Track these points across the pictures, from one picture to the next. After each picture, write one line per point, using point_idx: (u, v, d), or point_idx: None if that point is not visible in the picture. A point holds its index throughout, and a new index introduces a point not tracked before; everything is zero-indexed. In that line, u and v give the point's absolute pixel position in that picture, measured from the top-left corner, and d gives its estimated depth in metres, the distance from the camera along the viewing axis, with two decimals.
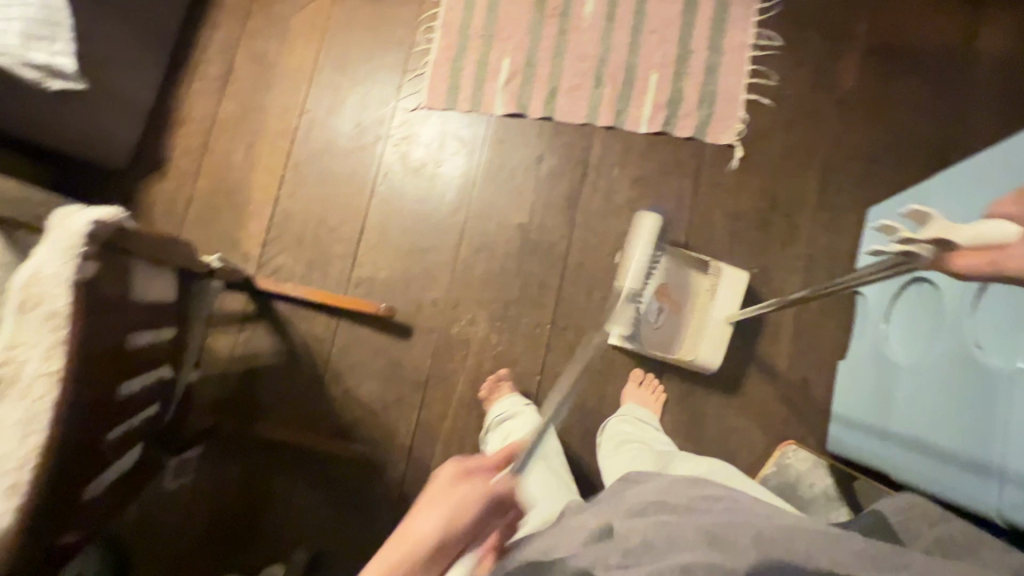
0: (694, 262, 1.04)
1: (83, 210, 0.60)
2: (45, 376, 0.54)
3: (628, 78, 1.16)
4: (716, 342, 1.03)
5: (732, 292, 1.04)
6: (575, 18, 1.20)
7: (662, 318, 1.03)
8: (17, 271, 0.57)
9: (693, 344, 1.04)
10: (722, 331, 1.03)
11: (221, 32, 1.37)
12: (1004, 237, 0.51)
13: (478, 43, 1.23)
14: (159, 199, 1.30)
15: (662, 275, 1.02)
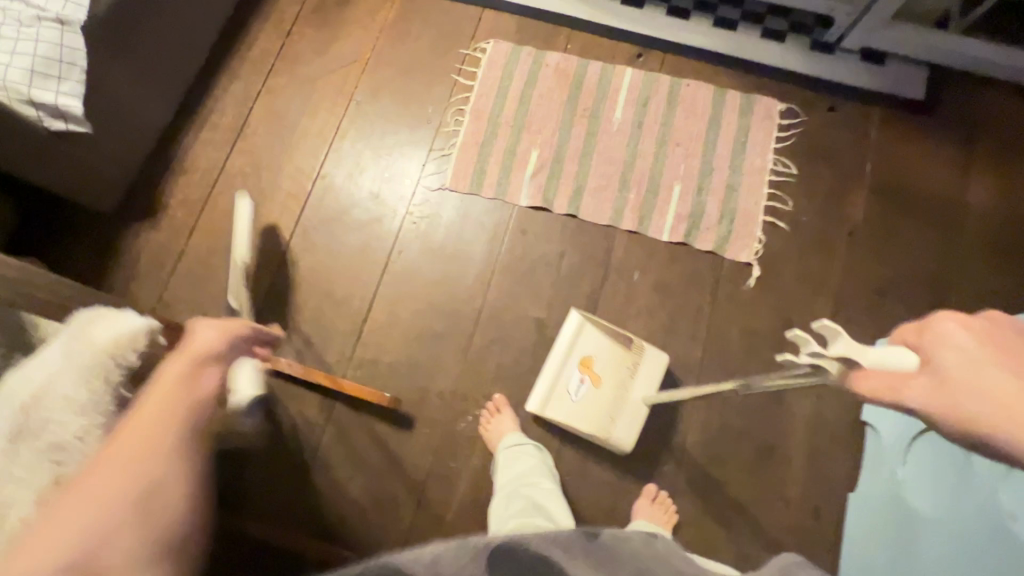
0: (616, 335, 1.05)
1: (102, 318, 0.63)
2: (28, 514, 0.54)
3: (652, 186, 1.19)
4: (631, 422, 1.02)
5: (648, 373, 1.04)
6: (604, 121, 1.24)
7: (582, 392, 1.03)
8: (25, 388, 0.59)
9: (611, 424, 1.03)
10: (636, 412, 1.03)
11: (240, 83, 1.32)
12: (902, 369, 0.46)
13: (508, 132, 1.24)
14: (146, 250, 1.21)
15: (584, 347, 1.04)
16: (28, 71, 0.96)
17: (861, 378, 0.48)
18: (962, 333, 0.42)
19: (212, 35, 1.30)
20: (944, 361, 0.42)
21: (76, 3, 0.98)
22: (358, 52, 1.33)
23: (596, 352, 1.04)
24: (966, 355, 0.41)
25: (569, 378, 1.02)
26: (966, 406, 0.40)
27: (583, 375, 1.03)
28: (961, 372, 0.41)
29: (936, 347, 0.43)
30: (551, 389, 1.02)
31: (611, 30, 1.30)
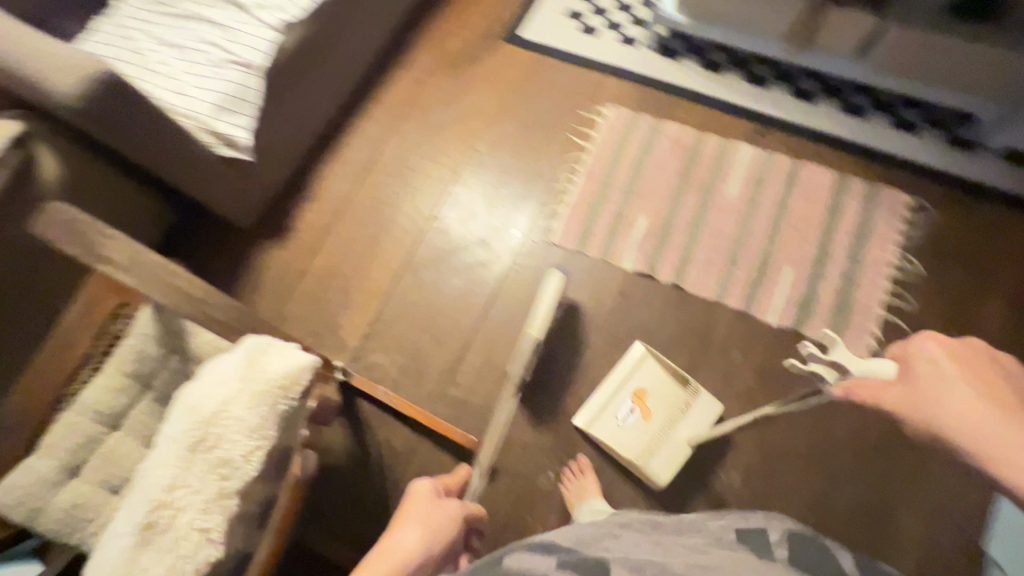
0: (675, 375, 1.09)
1: (275, 352, 0.75)
2: (195, 529, 0.66)
3: (762, 266, 1.17)
4: (671, 461, 1.05)
5: (702, 419, 1.07)
6: (717, 195, 1.24)
7: (629, 419, 1.08)
8: (206, 401, 0.70)
9: (649, 459, 1.06)
10: (679, 453, 1.06)
11: (373, 122, 1.44)
12: (884, 377, 0.59)
13: (618, 195, 1.27)
14: (272, 266, 1.32)
15: (638, 378, 1.09)
16: (214, 105, 1.11)
17: (860, 385, 0.59)
18: (939, 356, 0.54)
19: (357, 79, 1.43)
20: (924, 378, 0.54)
21: (260, 50, 1.13)
22: (483, 105, 1.42)
23: (653, 387, 1.09)
24: (943, 372, 0.53)
25: (620, 403, 1.09)
26: (928, 405, 0.52)
27: (635, 406, 1.08)
28: (938, 384, 0.53)
29: (924, 368, 0.55)
30: (601, 410, 1.09)
31: (732, 106, 1.31)
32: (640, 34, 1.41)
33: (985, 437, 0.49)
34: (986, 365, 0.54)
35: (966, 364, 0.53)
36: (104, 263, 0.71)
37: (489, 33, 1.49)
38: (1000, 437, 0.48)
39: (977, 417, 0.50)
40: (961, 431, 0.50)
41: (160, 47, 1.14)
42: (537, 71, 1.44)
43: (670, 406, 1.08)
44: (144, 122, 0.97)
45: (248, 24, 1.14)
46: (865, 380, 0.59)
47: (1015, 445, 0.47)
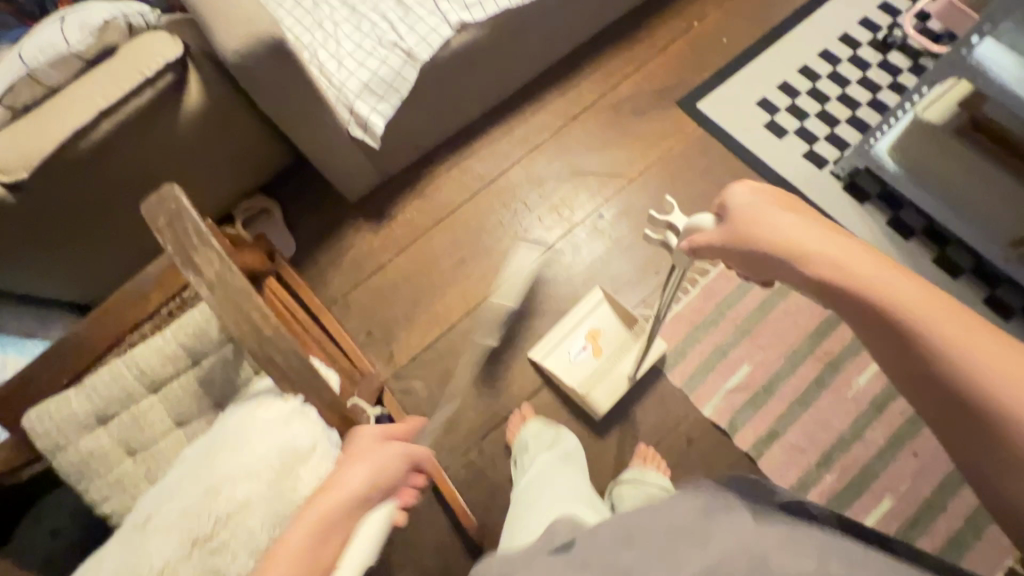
0: (627, 315, 1.12)
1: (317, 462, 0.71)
2: None
3: (857, 482, 1.00)
4: (612, 391, 1.07)
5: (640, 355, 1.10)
6: (841, 378, 1.06)
7: (580, 354, 1.10)
8: (232, 489, 0.69)
9: (592, 386, 1.08)
10: (620, 386, 1.08)
11: (510, 138, 1.35)
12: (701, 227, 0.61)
13: (730, 327, 1.12)
14: (359, 246, 1.30)
15: (588, 316, 1.12)
16: (362, 84, 1.07)
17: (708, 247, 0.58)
18: (745, 191, 0.55)
19: (513, 89, 1.34)
20: (741, 218, 0.53)
21: (428, 43, 1.07)
22: (626, 167, 1.30)
23: (606, 327, 1.12)
24: (758, 203, 0.53)
25: (573, 339, 1.11)
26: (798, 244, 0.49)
27: (587, 343, 1.11)
28: (741, 213, 0.53)
29: (734, 202, 0.55)
30: (556, 343, 1.12)
31: None
32: (830, 158, 1.23)
33: (835, 261, 0.47)
34: (790, 195, 0.54)
35: (777, 193, 0.54)
36: (194, 271, 0.65)
37: (664, 91, 1.35)
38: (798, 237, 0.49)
39: (812, 241, 0.49)
40: (780, 254, 0.50)
41: (338, 7, 1.12)
42: (698, 153, 1.29)
43: (619, 345, 1.12)
44: (292, 87, 0.93)
45: (426, 11, 1.08)
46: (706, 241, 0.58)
47: (854, 264, 0.46)
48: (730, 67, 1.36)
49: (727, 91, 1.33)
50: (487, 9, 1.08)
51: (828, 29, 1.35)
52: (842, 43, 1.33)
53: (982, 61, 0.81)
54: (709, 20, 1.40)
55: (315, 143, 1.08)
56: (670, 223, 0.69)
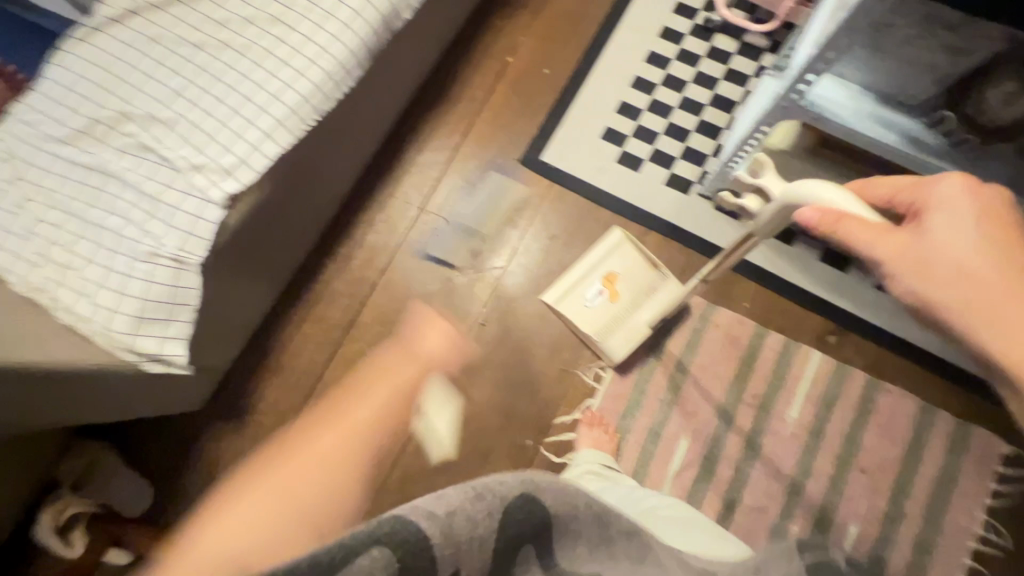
0: (646, 254, 1.04)
1: None
2: None
3: (822, 521, 0.98)
4: (628, 340, 1.03)
5: (661, 301, 1.04)
6: (776, 419, 1.02)
7: (598, 302, 1.03)
8: None
9: (607, 334, 1.03)
10: (637, 332, 1.04)
11: (354, 266, 1.15)
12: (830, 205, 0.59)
13: (655, 403, 1.04)
14: (229, 457, 1.08)
15: (611, 262, 1.04)
16: (134, 317, 0.82)
17: (847, 237, 0.59)
18: (957, 205, 0.57)
19: (335, 209, 1.14)
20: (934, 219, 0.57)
21: (198, 235, 0.84)
22: (492, 254, 1.15)
23: (623, 270, 1.04)
24: (947, 224, 0.57)
25: (588, 283, 1.03)
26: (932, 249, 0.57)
27: (603, 287, 1.03)
28: (925, 240, 0.57)
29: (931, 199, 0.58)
30: (571, 288, 1.03)
31: (799, 295, 1.07)
32: (692, 179, 1.14)
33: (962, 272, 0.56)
34: (998, 205, 0.56)
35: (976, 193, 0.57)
36: None
37: (503, 149, 1.19)
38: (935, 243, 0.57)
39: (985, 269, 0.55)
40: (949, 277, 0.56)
41: (65, 221, 0.86)
42: (562, 211, 1.16)
43: (639, 288, 1.04)
44: None
45: (181, 196, 0.85)
46: (855, 230, 0.58)
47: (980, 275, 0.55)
48: (563, 99, 1.21)
49: (569, 130, 1.19)
50: (255, 166, 0.87)
51: (647, 27, 1.23)
52: (666, 40, 1.21)
53: (819, 105, 0.71)
54: (524, 51, 1.24)
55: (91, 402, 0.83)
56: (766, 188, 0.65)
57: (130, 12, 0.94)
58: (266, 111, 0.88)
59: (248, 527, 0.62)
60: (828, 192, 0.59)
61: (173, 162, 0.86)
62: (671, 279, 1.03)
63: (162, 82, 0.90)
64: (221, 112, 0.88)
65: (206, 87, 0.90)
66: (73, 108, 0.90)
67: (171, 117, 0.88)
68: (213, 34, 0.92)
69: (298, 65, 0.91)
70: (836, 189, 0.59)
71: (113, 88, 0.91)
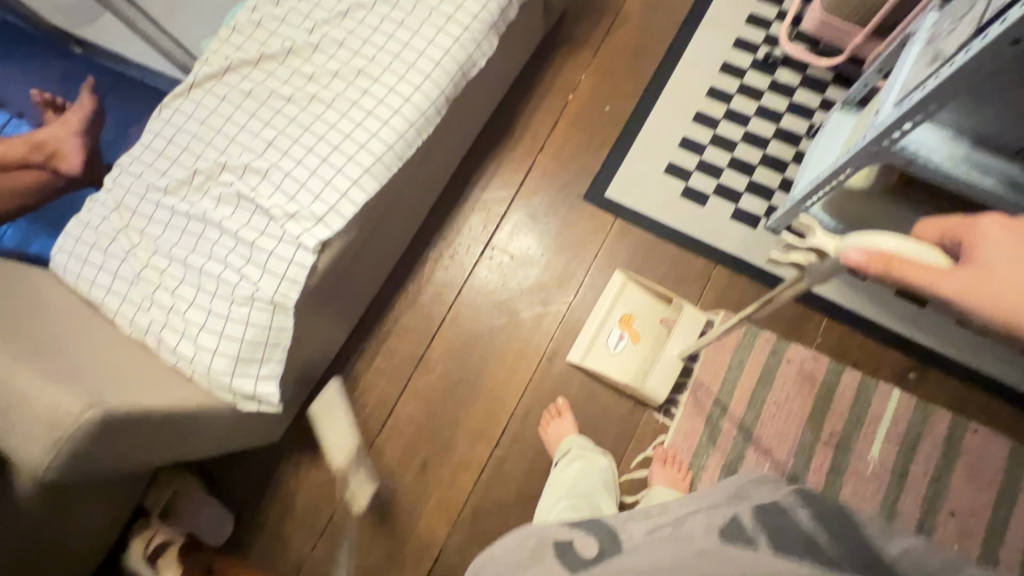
0: (658, 292, 1.09)
1: None
2: None
3: None
4: (666, 378, 1.05)
5: (686, 330, 1.07)
6: (856, 458, 1.00)
7: (622, 345, 1.08)
8: None
9: (645, 376, 1.06)
10: (672, 368, 1.06)
11: (423, 301, 1.18)
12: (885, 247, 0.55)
13: (729, 441, 1.03)
14: (306, 488, 1.11)
15: (626, 304, 1.09)
16: (232, 358, 0.87)
17: (905, 274, 0.54)
18: (1002, 239, 0.54)
19: (405, 246, 1.18)
20: (990, 256, 0.54)
21: (291, 279, 0.88)
22: (558, 289, 1.17)
23: (638, 309, 1.09)
24: (1000, 257, 0.54)
25: (609, 331, 1.08)
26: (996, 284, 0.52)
27: (623, 330, 1.08)
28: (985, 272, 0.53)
29: (978, 241, 0.55)
30: (592, 340, 1.08)
31: (875, 330, 1.05)
32: (758, 213, 1.14)
33: None
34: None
35: (1016, 233, 0.54)
36: None
37: (566, 185, 1.22)
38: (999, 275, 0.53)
39: None
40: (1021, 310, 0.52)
41: (168, 265, 0.91)
42: (627, 246, 1.17)
43: (658, 325, 1.09)
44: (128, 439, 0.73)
45: (274, 241, 0.89)
46: (905, 269, 0.54)
47: None
48: (624, 136, 1.23)
49: (631, 165, 1.21)
50: (344, 212, 0.91)
51: (707, 62, 1.24)
52: (727, 75, 1.23)
53: (914, 147, 0.71)
54: (584, 89, 1.26)
55: (191, 441, 0.87)
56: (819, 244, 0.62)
57: (225, 67, 1.00)
58: (353, 160, 0.93)
59: None
60: (874, 236, 0.56)
61: (267, 209, 0.91)
62: (688, 309, 1.07)
63: (255, 133, 0.96)
64: (310, 161, 0.93)
65: (296, 137, 0.95)
66: (175, 159, 0.97)
67: (264, 166, 0.94)
68: (302, 87, 0.98)
69: (382, 114, 0.95)
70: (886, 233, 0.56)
71: (210, 139, 0.97)
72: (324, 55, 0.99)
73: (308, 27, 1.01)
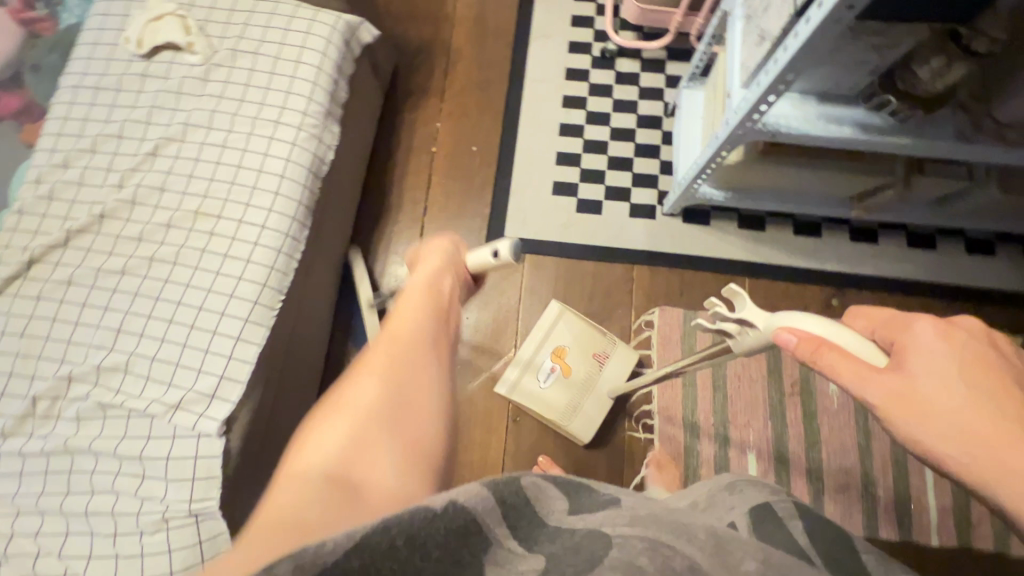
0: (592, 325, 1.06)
1: None
2: None
3: (901, 475, 1.00)
4: (594, 415, 1.02)
5: (615, 369, 1.04)
6: (820, 397, 1.05)
7: (551, 380, 1.03)
8: None
9: (574, 415, 1.02)
10: (603, 405, 1.03)
11: None
12: (808, 331, 0.50)
13: (711, 429, 1.04)
14: None
15: (557, 337, 1.04)
16: None
17: (830, 368, 0.49)
18: (932, 347, 0.48)
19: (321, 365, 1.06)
20: (919, 366, 0.48)
21: (205, 477, 0.75)
22: (496, 345, 1.11)
23: (569, 341, 1.04)
24: (927, 367, 0.48)
25: (539, 364, 1.03)
26: (918, 398, 0.47)
27: (554, 362, 1.04)
28: (907, 386, 0.48)
29: (913, 344, 0.48)
30: (520, 374, 1.03)
31: (790, 274, 1.10)
32: (652, 203, 1.15)
33: (952, 419, 0.47)
34: (984, 351, 0.48)
35: (947, 338, 0.48)
36: None
37: (463, 240, 1.16)
38: (922, 393, 0.47)
39: (969, 414, 0.47)
40: (937, 422, 0.47)
41: (39, 523, 0.73)
42: (545, 278, 1.13)
43: (587, 359, 1.04)
44: None
45: (168, 444, 0.75)
46: (839, 361, 0.49)
47: (976, 420, 0.46)
48: (501, 171, 1.19)
49: (519, 197, 1.17)
50: (239, 377, 0.79)
51: (551, 74, 1.23)
52: (573, 81, 1.23)
53: (776, 122, 0.73)
54: (443, 138, 1.21)
55: None
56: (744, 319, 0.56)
57: (29, 260, 0.82)
58: (227, 315, 0.81)
59: (377, 400, 0.58)
60: (799, 315, 0.51)
61: (145, 411, 0.76)
62: (617, 345, 1.05)
63: (96, 326, 0.80)
64: (176, 335, 0.79)
65: (149, 313, 0.80)
66: (0, 393, 0.78)
67: (121, 360, 0.78)
68: (133, 253, 0.83)
69: (241, 253, 0.83)
70: (813, 315, 0.51)
71: (41, 351, 0.79)
72: (148, 209, 0.85)
73: (115, 183, 0.86)
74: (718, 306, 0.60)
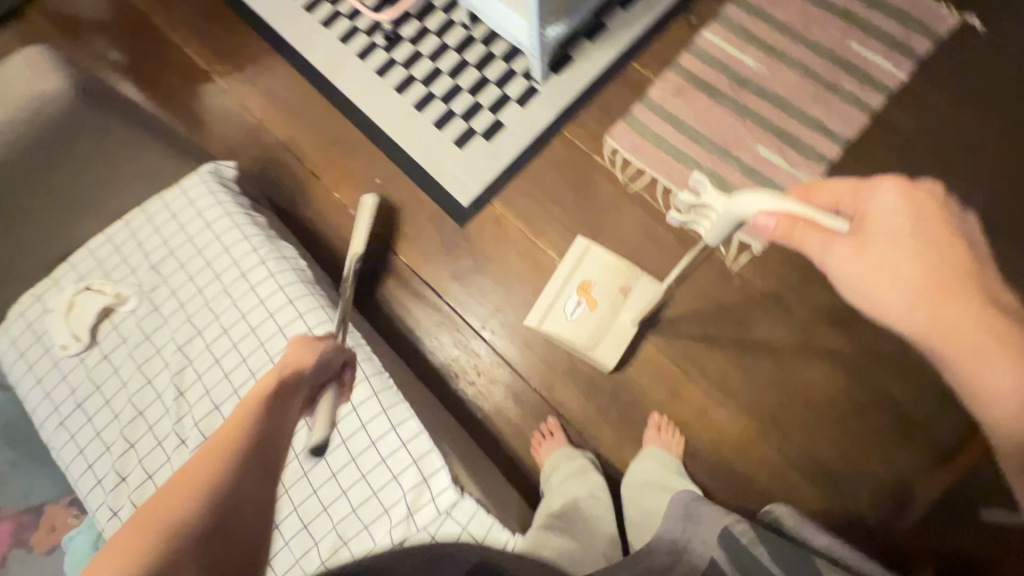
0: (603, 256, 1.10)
1: None
2: None
3: (844, 63, 1.17)
4: (618, 344, 1.07)
5: (640, 304, 1.08)
6: (752, 75, 1.19)
7: (578, 312, 1.07)
8: None
9: (598, 341, 1.07)
10: (625, 336, 1.07)
11: (521, 409, 1.11)
12: (765, 206, 0.65)
13: (722, 164, 1.15)
14: None
15: (584, 271, 1.09)
16: None
17: (800, 240, 0.66)
18: (883, 204, 0.64)
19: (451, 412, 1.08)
20: (876, 234, 0.64)
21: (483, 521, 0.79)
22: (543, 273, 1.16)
23: (595, 276, 1.09)
24: (894, 221, 0.63)
25: (567, 296, 1.08)
26: (872, 254, 0.63)
27: (581, 297, 1.08)
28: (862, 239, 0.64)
29: (871, 210, 0.65)
30: (550, 304, 1.08)
31: (652, 31, 1.24)
32: (526, 84, 1.25)
33: (880, 297, 0.63)
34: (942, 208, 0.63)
35: (920, 211, 0.63)
36: None
37: (443, 241, 1.20)
38: (880, 246, 0.63)
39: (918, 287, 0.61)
40: (863, 286, 0.64)
41: None
42: (523, 202, 1.19)
43: (615, 275, 1.09)
44: None
45: (432, 539, 0.78)
46: (809, 231, 0.65)
47: (918, 294, 0.61)
48: (413, 174, 1.23)
49: (444, 175, 1.22)
50: (426, 447, 0.81)
51: (368, 83, 1.30)
52: (389, 73, 1.30)
53: None
54: (352, 199, 1.24)
55: None
56: (705, 203, 0.71)
57: None
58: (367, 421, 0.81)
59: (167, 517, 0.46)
60: (765, 197, 0.65)
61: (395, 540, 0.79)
62: (641, 279, 1.09)
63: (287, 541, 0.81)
64: None
65: (314, 488, 0.82)
66: None
67: (334, 539, 0.80)
68: None
69: None
70: (773, 194, 0.65)
71: None
72: None
73: (178, 443, 0.82)
74: (688, 197, 0.73)
